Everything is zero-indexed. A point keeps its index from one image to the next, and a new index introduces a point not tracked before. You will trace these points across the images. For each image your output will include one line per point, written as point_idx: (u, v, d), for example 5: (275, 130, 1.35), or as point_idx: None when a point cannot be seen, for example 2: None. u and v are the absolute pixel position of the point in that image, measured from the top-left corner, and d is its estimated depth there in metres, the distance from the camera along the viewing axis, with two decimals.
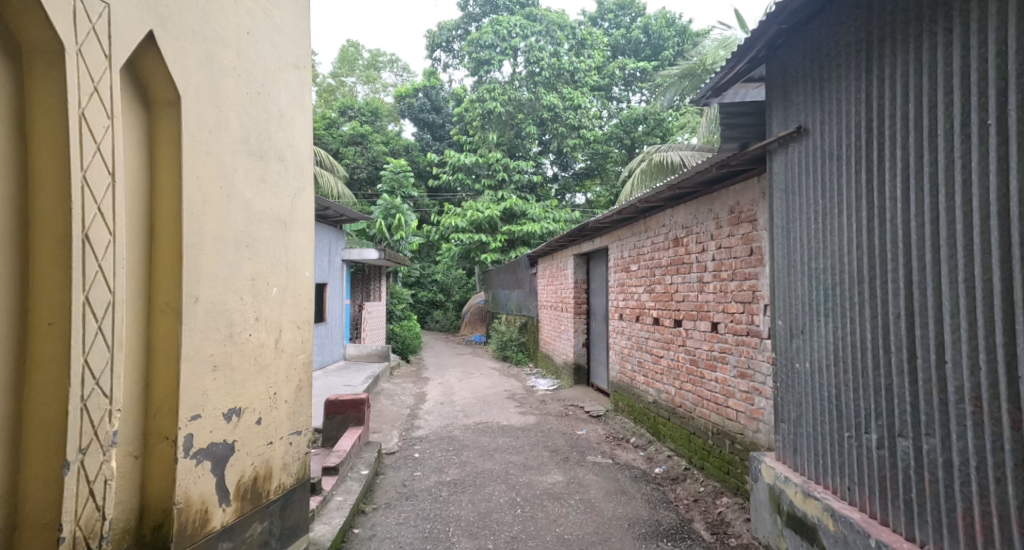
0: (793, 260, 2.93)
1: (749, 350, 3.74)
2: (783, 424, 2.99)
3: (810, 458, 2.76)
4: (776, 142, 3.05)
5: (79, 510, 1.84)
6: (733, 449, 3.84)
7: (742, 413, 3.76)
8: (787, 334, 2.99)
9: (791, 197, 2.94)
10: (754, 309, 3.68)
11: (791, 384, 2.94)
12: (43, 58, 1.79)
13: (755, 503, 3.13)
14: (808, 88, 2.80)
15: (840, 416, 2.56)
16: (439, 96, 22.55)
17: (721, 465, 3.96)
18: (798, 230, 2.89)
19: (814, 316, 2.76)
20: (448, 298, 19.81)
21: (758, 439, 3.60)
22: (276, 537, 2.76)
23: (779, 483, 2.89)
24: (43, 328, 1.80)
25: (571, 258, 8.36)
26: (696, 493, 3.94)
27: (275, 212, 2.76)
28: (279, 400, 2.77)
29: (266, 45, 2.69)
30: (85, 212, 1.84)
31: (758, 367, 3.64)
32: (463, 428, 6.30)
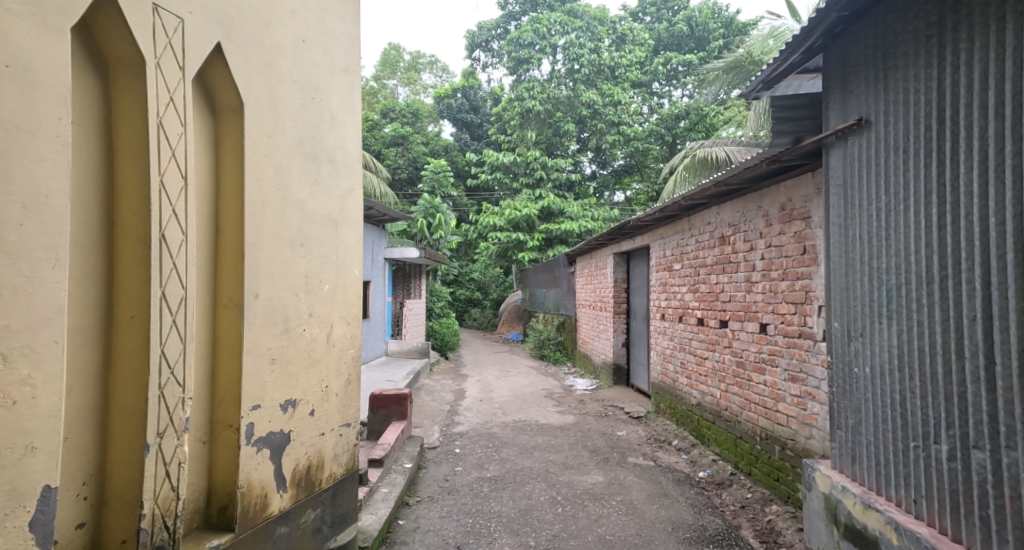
0: (852, 260, 2.84)
1: (801, 354, 3.64)
2: (840, 431, 2.90)
3: (871, 468, 2.67)
4: (833, 135, 2.96)
5: (157, 489, 1.98)
6: (784, 454, 3.74)
7: (794, 419, 3.66)
8: (845, 337, 2.90)
9: (850, 194, 2.85)
10: (807, 310, 3.57)
11: (849, 388, 2.85)
12: (125, 70, 1.92)
13: (809, 512, 3.05)
14: (870, 78, 2.71)
15: (905, 424, 2.46)
16: (478, 96, 22.77)
17: (771, 471, 3.87)
18: (857, 228, 2.79)
19: (874, 318, 2.67)
20: (486, 296, 20.00)
21: (811, 445, 3.50)
22: (327, 525, 2.88)
23: (836, 493, 2.80)
24: (125, 321, 1.93)
25: (610, 257, 8.30)
26: (743, 500, 3.85)
27: (327, 212, 2.87)
28: (331, 393, 2.88)
29: (319, 51, 2.80)
30: (161, 214, 1.98)
31: (811, 371, 3.53)
32: (502, 425, 6.37)
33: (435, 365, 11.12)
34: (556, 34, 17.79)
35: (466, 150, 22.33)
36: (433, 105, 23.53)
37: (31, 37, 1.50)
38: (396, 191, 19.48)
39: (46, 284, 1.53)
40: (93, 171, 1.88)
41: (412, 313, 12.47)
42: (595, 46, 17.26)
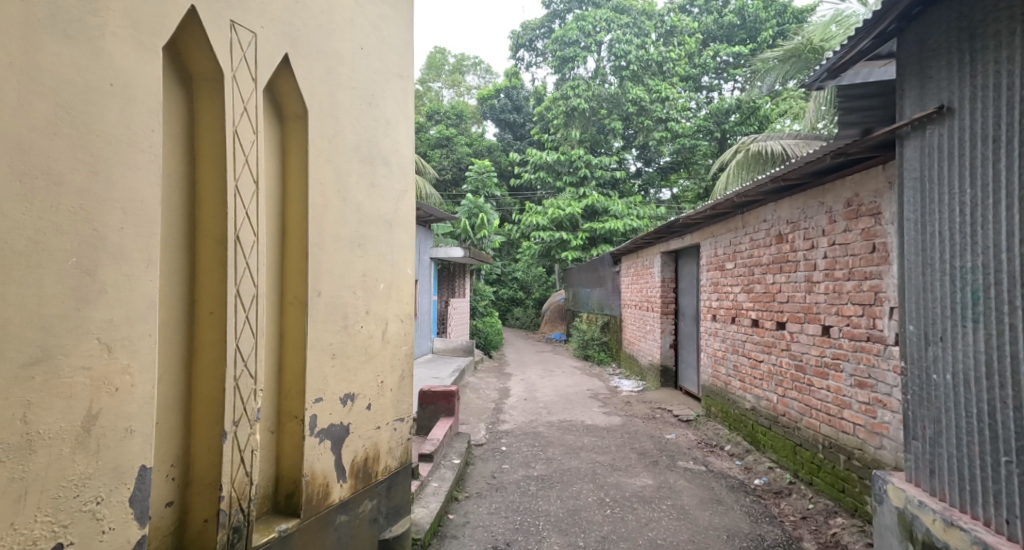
0: (929, 258, 2.71)
1: (870, 359, 3.50)
2: (916, 442, 2.78)
3: (953, 482, 2.55)
4: (908, 125, 2.83)
5: (233, 474, 2.12)
6: (850, 465, 3.61)
7: (861, 427, 3.52)
8: (922, 341, 2.77)
9: (927, 189, 2.72)
10: (877, 312, 3.43)
11: (927, 396, 2.72)
12: (205, 83, 2.07)
13: (881, 527, 2.94)
14: (953, 62, 2.58)
15: (995, 436, 2.34)
16: (520, 96, 22.91)
17: (835, 482, 3.73)
18: (936, 225, 2.67)
19: (956, 321, 2.54)
20: (529, 296, 20.09)
21: (881, 456, 3.35)
22: (383, 515, 3.00)
23: (912, 508, 2.69)
24: (206, 316, 2.08)
25: (658, 256, 8.18)
26: (804, 510, 3.73)
27: (383, 213, 2.98)
28: (385, 388, 2.99)
29: (375, 57, 2.90)
30: (236, 216, 2.13)
31: (881, 377, 3.39)
32: (547, 424, 6.39)
33: (479, 364, 11.26)
34: (601, 31, 17.64)
35: (510, 150, 22.46)
36: (477, 106, 23.77)
37: (129, 56, 1.64)
38: (442, 192, 19.82)
39: (142, 282, 1.67)
40: (179, 178, 2.03)
41: (457, 312, 12.65)
42: (642, 40, 16.99)
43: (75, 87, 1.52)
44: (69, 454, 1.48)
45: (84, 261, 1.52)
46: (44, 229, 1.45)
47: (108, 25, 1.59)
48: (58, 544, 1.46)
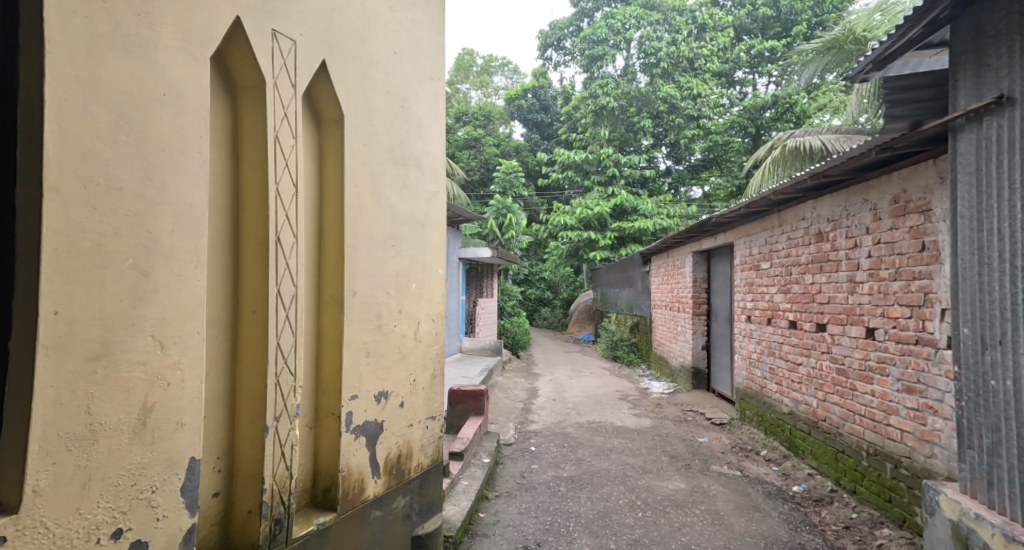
0: (987, 257, 2.62)
1: (919, 363, 3.38)
2: (972, 452, 2.69)
3: (1014, 495, 2.45)
4: (963, 117, 2.73)
5: (275, 468, 2.19)
6: (898, 473, 3.50)
7: (910, 435, 3.41)
8: (978, 344, 2.68)
9: (985, 184, 2.62)
10: (926, 314, 3.31)
11: (985, 403, 2.62)
12: (248, 91, 2.14)
13: (932, 539, 2.84)
14: (1014, 49, 2.51)
15: None
16: (548, 96, 22.90)
17: (881, 492, 3.62)
18: (994, 223, 2.57)
19: (1018, 324, 2.45)
20: (557, 296, 20.06)
21: (931, 465, 3.24)
22: (415, 512, 3.06)
23: (967, 521, 2.60)
24: (249, 315, 2.16)
25: (689, 256, 8.07)
26: (846, 520, 3.63)
27: (415, 214, 3.03)
28: (418, 386, 3.05)
29: (408, 61, 2.96)
30: (277, 219, 2.20)
31: (931, 382, 3.27)
32: (576, 425, 6.38)
33: (507, 364, 11.31)
34: (630, 28, 17.45)
35: (537, 150, 22.46)
36: (504, 107, 23.84)
37: (181, 67, 1.73)
38: (470, 193, 19.95)
39: (191, 282, 1.75)
40: (223, 182, 2.11)
41: (485, 312, 12.72)
42: (673, 36, 16.74)
43: (134, 97, 1.60)
44: (126, 445, 1.56)
45: (141, 262, 1.61)
46: (105, 232, 1.53)
47: (162, 39, 1.67)
48: (118, 529, 1.55)
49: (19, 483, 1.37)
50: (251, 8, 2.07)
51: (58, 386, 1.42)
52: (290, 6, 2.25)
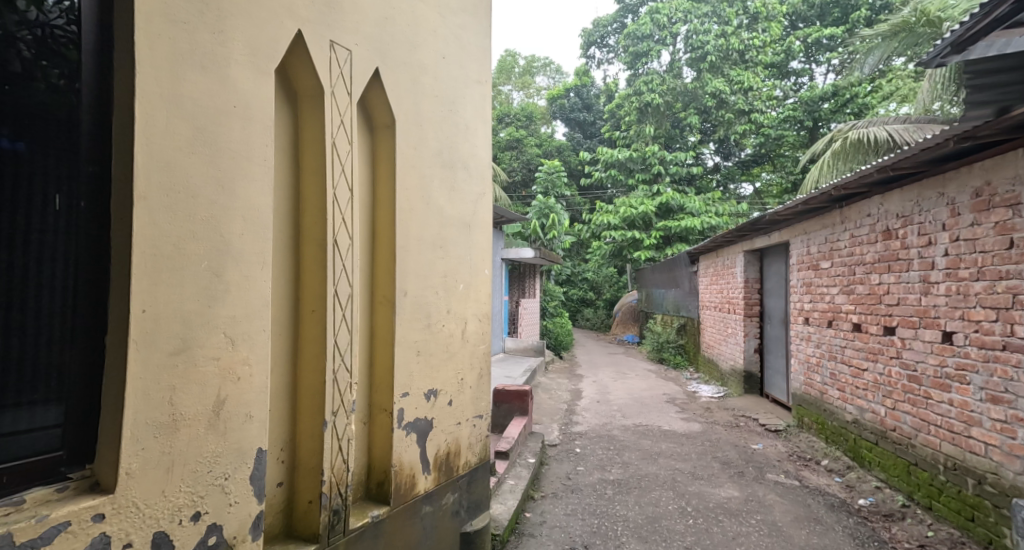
0: None
1: (1006, 371, 3.18)
2: None
3: None
4: None
5: (333, 461, 2.29)
6: (981, 490, 3.28)
7: (995, 449, 3.20)
8: None
9: None
10: (1015, 317, 3.12)
11: None
12: (309, 100, 2.25)
13: None
14: None
15: None
16: (591, 95, 22.79)
17: (961, 509, 3.41)
18: None
19: None
20: (599, 296, 19.95)
21: (1020, 482, 3.03)
22: (464, 509, 3.12)
23: None
24: (308, 314, 2.26)
25: (741, 255, 7.85)
26: (921, 538, 3.44)
27: (462, 215, 3.09)
28: (465, 385, 3.11)
29: (455, 65, 3.02)
30: (334, 222, 2.29)
31: (1021, 392, 3.07)
32: (622, 428, 6.32)
33: (549, 364, 11.32)
34: (677, 22, 16.94)
35: (580, 149, 22.31)
36: (546, 107, 23.84)
37: (248, 81, 1.84)
38: (512, 194, 20.05)
39: (257, 282, 1.85)
40: (285, 187, 2.22)
41: (528, 312, 12.76)
42: (722, 29, 16.22)
43: (208, 108, 1.71)
44: (203, 435, 1.68)
45: (214, 264, 1.72)
46: (184, 236, 1.64)
47: (232, 54, 1.78)
48: (197, 512, 1.66)
49: (114, 467, 1.49)
50: (311, 20, 2.16)
51: (146, 378, 1.54)
52: (347, 16, 2.34)
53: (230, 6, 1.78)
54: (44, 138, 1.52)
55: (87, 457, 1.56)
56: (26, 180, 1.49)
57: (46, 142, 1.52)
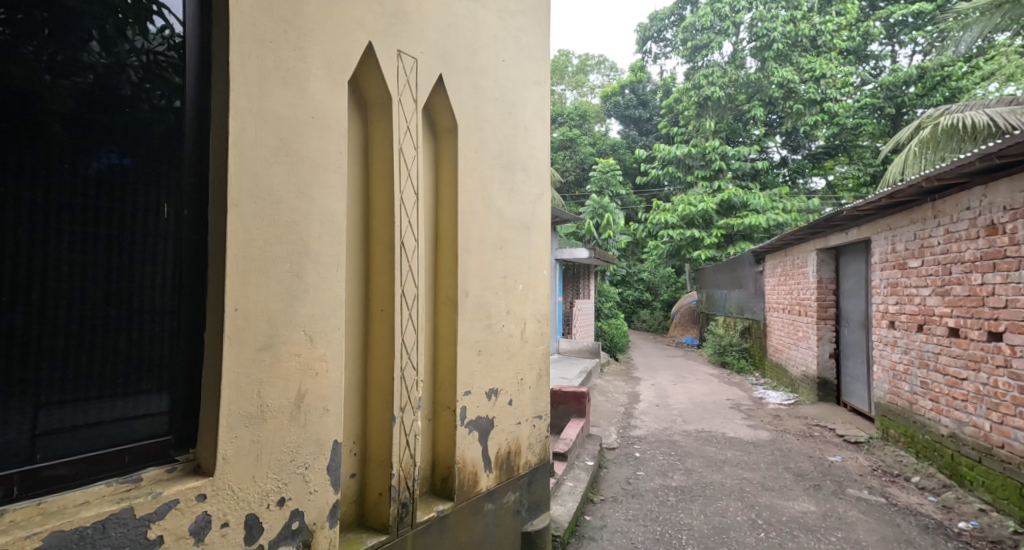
0: None
1: None
2: None
3: None
4: None
5: (401, 456, 2.37)
6: None
7: None
8: None
9: None
10: None
11: None
12: (377, 108, 2.34)
13: None
14: None
15: None
16: (646, 91, 22.44)
17: None
18: None
19: None
20: (656, 297, 19.62)
21: None
22: (524, 509, 3.15)
23: None
24: (378, 314, 2.36)
25: (814, 254, 7.49)
26: None
27: (521, 217, 3.12)
28: (525, 385, 3.14)
29: (515, 67, 3.05)
30: (401, 225, 2.37)
31: None
32: (684, 433, 6.17)
33: (605, 366, 11.20)
34: (741, 10, 16.17)
35: (636, 147, 21.95)
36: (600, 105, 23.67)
37: (325, 93, 1.95)
38: (567, 194, 19.94)
39: (332, 283, 1.95)
40: (356, 192, 2.33)
41: (582, 313, 12.67)
42: (791, 13, 15.34)
43: (289, 120, 1.82)
44: (285, 427, 1.78)
45: (295, 266, 1.83)
46: (269, 240, 1.76)
47: (311, 69, 1.90)
48: (282, 498, 1.77)
49: (213, 452, 1.62)
50: (381, 32, 2.25)
51: (238, 371, 1.66)
52: (412, 26, 2.42)
53: (308, 24, 1.89)
54: (153, 152, 1.66)
55: (191, 442, 1.71)
56: (140, 191, 1.63)
57: (155, 156, 1.66)
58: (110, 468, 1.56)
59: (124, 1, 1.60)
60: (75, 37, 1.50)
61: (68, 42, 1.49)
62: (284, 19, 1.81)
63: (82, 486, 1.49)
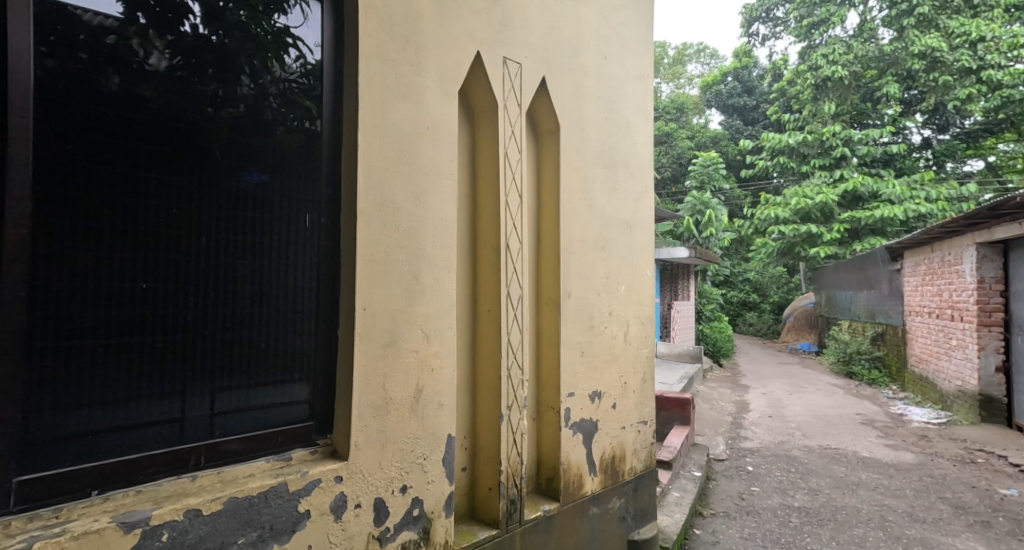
0: None
1: None
2: None
3: None
4: None
5: (509, 452, 2.42)
6: None
7: None
8: None
9: None
10: None
11: None
12: (484, 114, 2.43)
13: None
14: None
15: None
16: (752, 77, 21.32)
17: None
18: None
19: None
20: (765, 300, 18.48)
21: None
22: (631, 516, 3.10)
23: None
24: (485, 313, 2.44)
25: (971, 249, 6.64)
26: None
27: (624, 215, 3.07)
28: (629, 389, 3.08)
29: (617, 64, 3.02)
30: (506, 228, 2.43)
31: None
32: (804, 449, 5.73)
33: (708, 372, 10.69)
34: None
35: (740, 137, 20.84)
36: (700, 96, 22.77)
37: (439, 104, 2.06)
38: (663, 191, 19.35)
39: (445, 284, 2.05)
40: (463, 197, 2.43)
41: (681, 316, 12.15)
42: None
43: (407, 132, 1.95)
44: (405, 420, 1.90)
45: (412, 268, 1.94)
46: (392, 245, 1.89)
47: (426, 82, 2.02)
48: (404, 485, 1.89)
49: (345, 439, 1.77)
50: (488, 41, 2.33)
51: (367, 366, 1.80)
52: (517, 33, 2.48)
53: (425, 39, 2.02)
54: (293, 168, 1.84)
55: (329, 428, 1.87)
56: (287, 202, 1.83)
57: (295, 171, 1.85)
58: (267, 447, 1.76)
59: (267, 37, 1.79)
60: (231, 73, 1.71)
61: (227, 78, 1.70)
62: (404, 37, 1.95)
63: (248, 460, 1.70)
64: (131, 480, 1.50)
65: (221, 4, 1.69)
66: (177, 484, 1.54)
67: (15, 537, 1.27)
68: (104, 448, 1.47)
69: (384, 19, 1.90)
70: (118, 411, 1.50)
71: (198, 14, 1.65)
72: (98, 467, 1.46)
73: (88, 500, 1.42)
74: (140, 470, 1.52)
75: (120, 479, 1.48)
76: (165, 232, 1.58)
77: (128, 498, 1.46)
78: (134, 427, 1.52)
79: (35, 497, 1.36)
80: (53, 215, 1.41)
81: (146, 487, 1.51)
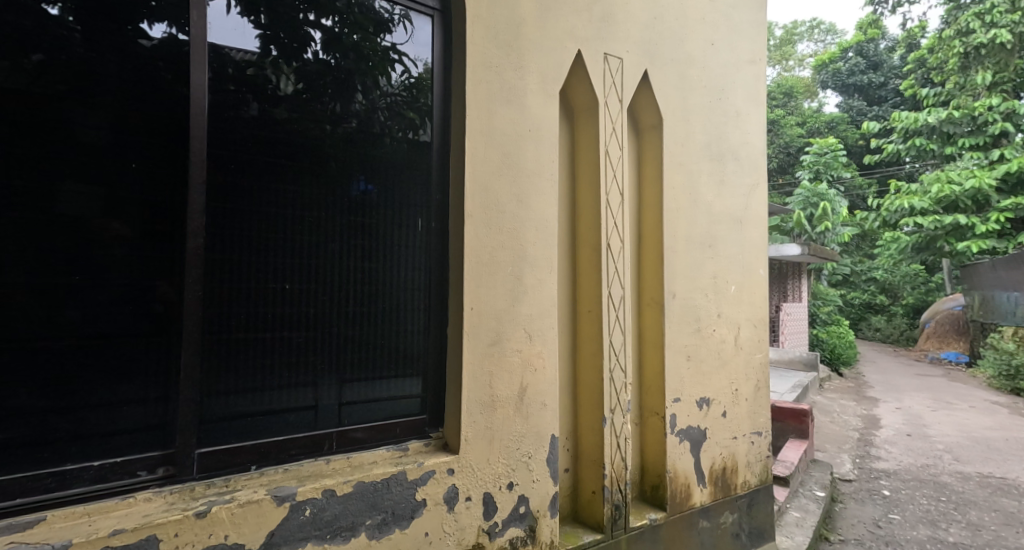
0: None
1: None
2: None
3: None
4: None
5: (613, 456, 2.37)
6: None
7: None
8: None
9: None
10: None
11: None
12: (584, 112, 2.41)
13: None
14: None
15: None
16: (877, 51, 19.44)
17: None
18: None
19: None
20: (895, 302, 16.74)
21: None
22: (745, 533, 2.92)
23: None
24: (586, 313, 2.42)
25: None
26: None
27: (732, 211, 2.91)
28: (740, 397, 2.91)
29: (725, 49, 2.88)
30: (607, 226, 2.39)
31: None
32: (957, 475, 5.08)
33: (827, 382, 9.80)
34: None
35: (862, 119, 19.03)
36: (815, 76, 21.11)
37: (541, 106, 2.08)
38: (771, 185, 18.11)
39: (547, 285, 2.06)
40: (563, 197, 2.44)
41: (789, 319, 11.20)
42: None
43: (510, 135, 1.99)
44: (509, 420, 1.93)
45: (516, 269, 1.97)
46: (496, 246, 1.93)
47: (529, 85, 2.05)
48: (511, 482, 1.92)
49: (456, 433, 1.84)
50: (590, 38, 2.32)
51: (474, 364, 1.86)
52: (619, 27, 2.44)
53: (529, 42, 2.05)
54: (405, 174, 1.95)
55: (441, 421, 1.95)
56: (401, 206, 1.93)
57: (407, 177, 1.95)
58: (387, 436, 1.86)
59: (377, 55, 1.91)
60: (346, 91, 1.84)
61: (344, 95, 1.83)
62: (507, 43, 1.99)
63: (372, 448, 1.81)
64: (280, 459, 1.65)
65: (338, 30, 1.84)
66: (315, 465, 1.68)
67: (197, 500, 1.45)
68: (256, 429, 1.64)
69: (490, 27, 1.95)
70: (265, 397, 1.66)
71: (320, 40, 1.80)
72: (255, 445, 1.62)
73: (248, 473, 1.59)
74: (286, 451, 1.67)
75: (271, 458, 1.64)
76: (299, 235, 1.72)
77: (278, 474, 1.62)
78: (278, 412, 1.68)
79: (210, 467, 1.54)
80: (215, 221, 1.59)
81: (292, 465, 1.66)
